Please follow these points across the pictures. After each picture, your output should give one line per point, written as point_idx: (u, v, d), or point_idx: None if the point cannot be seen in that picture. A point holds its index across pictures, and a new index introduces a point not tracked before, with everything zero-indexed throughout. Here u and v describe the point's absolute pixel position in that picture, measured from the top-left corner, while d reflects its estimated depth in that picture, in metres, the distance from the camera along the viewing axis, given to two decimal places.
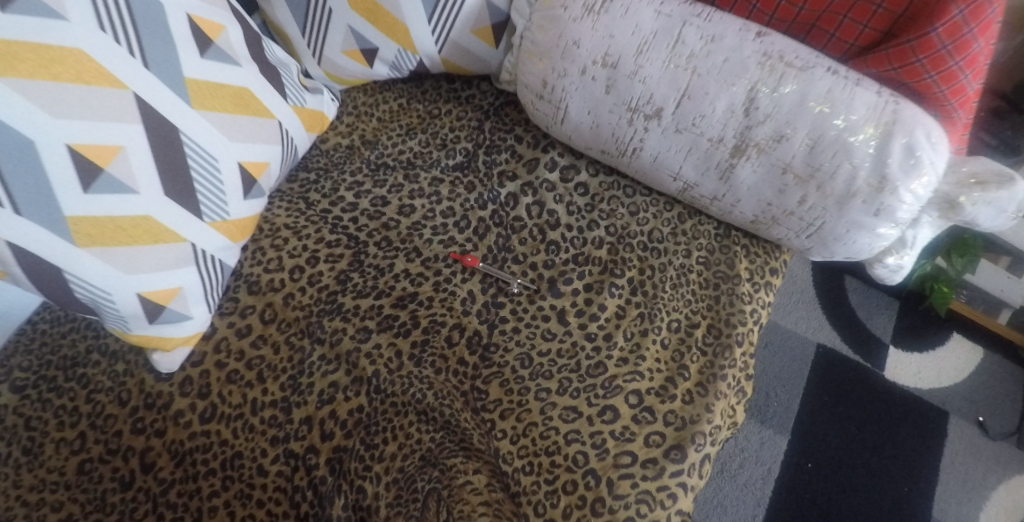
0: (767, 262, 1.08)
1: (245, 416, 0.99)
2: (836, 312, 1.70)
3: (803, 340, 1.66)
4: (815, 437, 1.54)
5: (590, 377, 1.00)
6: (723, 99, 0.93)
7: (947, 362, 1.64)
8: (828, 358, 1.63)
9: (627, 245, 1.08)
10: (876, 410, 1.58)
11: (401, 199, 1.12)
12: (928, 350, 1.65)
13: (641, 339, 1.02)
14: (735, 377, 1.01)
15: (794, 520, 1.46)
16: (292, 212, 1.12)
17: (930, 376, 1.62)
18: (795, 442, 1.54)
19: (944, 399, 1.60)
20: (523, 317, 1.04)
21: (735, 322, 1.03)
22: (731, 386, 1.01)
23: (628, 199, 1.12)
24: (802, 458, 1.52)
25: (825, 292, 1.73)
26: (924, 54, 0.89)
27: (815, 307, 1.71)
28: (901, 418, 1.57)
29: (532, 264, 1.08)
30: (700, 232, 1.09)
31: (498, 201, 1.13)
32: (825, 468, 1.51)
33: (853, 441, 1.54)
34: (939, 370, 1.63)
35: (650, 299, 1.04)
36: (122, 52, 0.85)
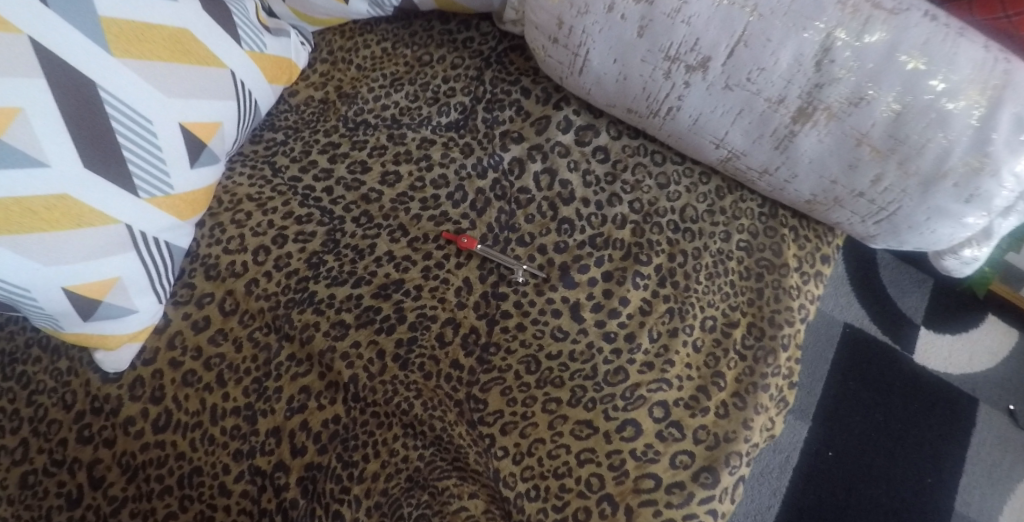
0: (819, 248, 0.93)
1: (204, 426, 0.85)
2: (865, 289, 1.55)
3: (829, 319, 1.51)
4: (837, 423, 1.39)
5: (608, 386, 0.84)
6: (788, 50, 0.73)
7: (980, 345, 1.49)
8: (854, 338, 1.49)
9: (656, 225, 0.91)
10: (904, 395, 1.43)
11: (385, 165, 0.94)
12: (962, 332, 1.50)
13: (670, 340, 0.86)
14: (778, 386, 0.87)
15: (813, 512, 1.32)
16: (256, 181, 0.94)
17: (961, 361, 1.48)
18: (816, 428, 1.40)
19: (975, 385, 1.46)
20: (529, 311, 0.87)
21: (780, 322, 0.88)
22: (773, 397, 0.86)
23: (657, 169, 0.93)
24: (823, 446, 1.37)
25: (854, 266, 1.58)
26: None
27: (843, 284, 1.56)
28: (928, 405, 1.43)
29: (541, 246, 0.91)
30: (741, 211, 0.93)
31: (501, 167, 0.94)
32: (848, 458, 1.36)
33: (879, 429, 1.39)
34: (971, 354, 1.48)
35: (682, 291, 0.88)
36: None
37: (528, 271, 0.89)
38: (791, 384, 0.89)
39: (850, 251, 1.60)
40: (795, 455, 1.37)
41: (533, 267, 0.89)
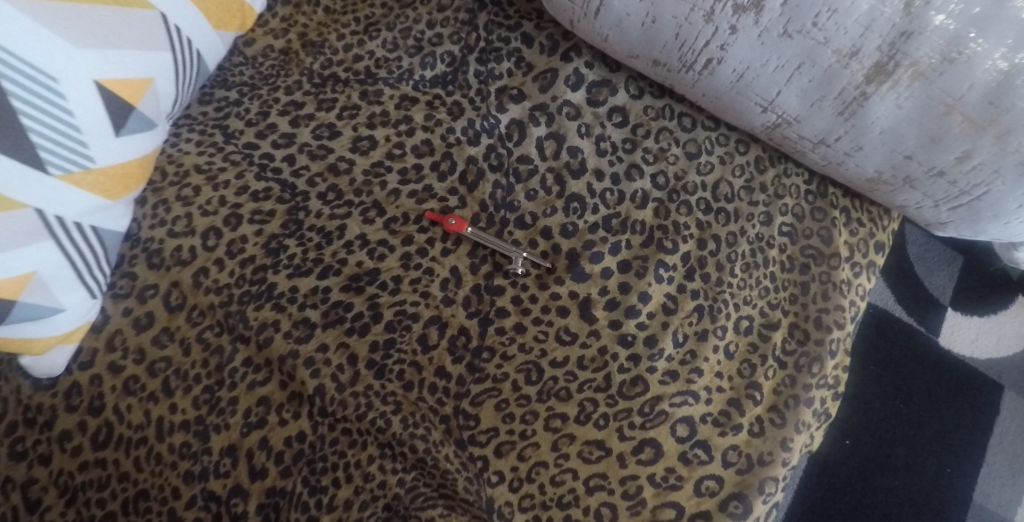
0: (874, 234, 0.78)
1: (149, 442, 0.72)
2: (882, 266, 1.26)
3: None
4: (853, 407, 1.14)
5: (623, 400, 0.70)
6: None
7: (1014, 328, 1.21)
8: (876, 311, 1.22)
9: (684, 204, 0.75)
10: (931, 378, 1.17)
11: (357, 128, 0.78)
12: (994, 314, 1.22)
13: (698, 345, 0.72)
14: (824, 400, 0.73)
15: (821, 509, 1.08)
16: (204, 149, 0.78)
17: (988, 345, 1.20)
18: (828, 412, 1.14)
19: (1002, 371, 1.19)
20: (530, 309, 0.73)
21: (827, 324, 0.74)
22: (817, 412, 0.73)
23: (686, 135, 0.77)
24: (837, 433, 1.12)
25: None
26: None
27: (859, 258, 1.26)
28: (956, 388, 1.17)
29: (544, 229, 0.75)
30: (785, 189, 0.77)
31: (497, 132, 0.78)
32: (864, 449, 1.12)
33: (901, 416, 1.14)
34: (1000, 337, 1.21)
35: (714, 284, 0.73)
36: None
37: (530, 260, 0.74)
38: (838, 396, 0.75)
39: None
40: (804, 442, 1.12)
41: (535, 256, 0.74)
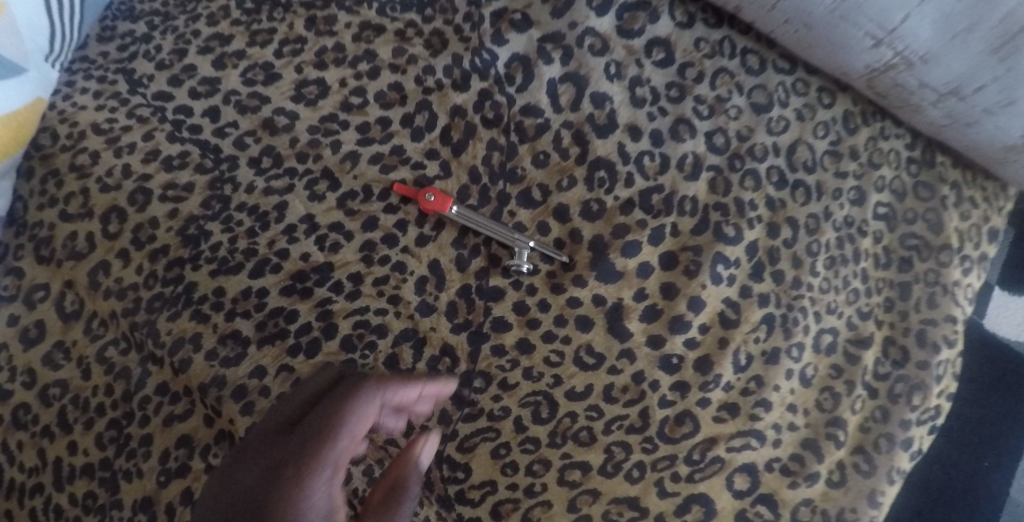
0: (988, 219, 0.58)
1: (47, 491, 0.54)
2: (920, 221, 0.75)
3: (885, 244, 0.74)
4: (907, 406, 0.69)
5: (666, 443, 0.51)
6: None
7: None
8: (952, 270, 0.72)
9: (750, 175, 0.54)
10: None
11: (301, 69, 0.56)
12: None
13: (766, 371, 0.53)
14: (924, 441, 0.54)
15: None
16: (105, 102, 0.58)
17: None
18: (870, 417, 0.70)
19: None
20: (538, 321, 0.53)
21: (933, 341, 0.54)
22: (915, 457, 0.53)
23: (752, 80, 0.56)
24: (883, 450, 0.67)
25: None
26: None
27: None
28: None
29: (559, 209, 0.55)
30: (883, 156, 0.56)
31: (493, 72, 0.55)
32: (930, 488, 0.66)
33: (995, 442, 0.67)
34: None
35: (789, 286, 0.54)
36: None
37: (540, 251, 0.54)
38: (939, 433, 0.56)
39: None
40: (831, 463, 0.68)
41: (546, 246, 0.54)
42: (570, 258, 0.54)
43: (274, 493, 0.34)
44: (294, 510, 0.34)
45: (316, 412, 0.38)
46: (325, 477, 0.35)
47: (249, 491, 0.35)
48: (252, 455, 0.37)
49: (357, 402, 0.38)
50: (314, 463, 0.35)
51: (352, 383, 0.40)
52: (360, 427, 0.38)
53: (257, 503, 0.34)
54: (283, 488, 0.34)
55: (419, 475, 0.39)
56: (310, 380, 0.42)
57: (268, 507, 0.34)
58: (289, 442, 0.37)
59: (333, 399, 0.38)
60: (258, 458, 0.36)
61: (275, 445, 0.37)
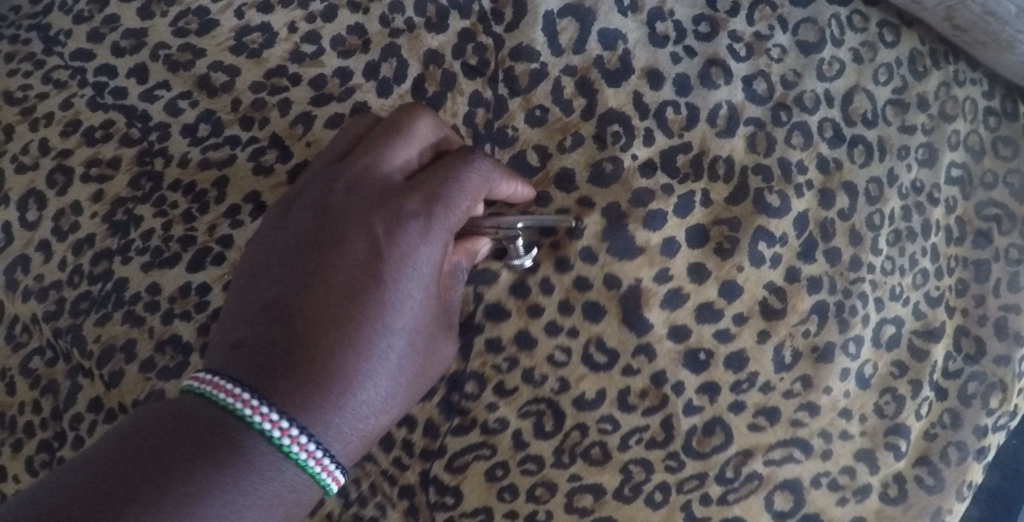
0: None
1: None
2: None
3: None
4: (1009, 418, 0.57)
5: (694, 460, 0.42)
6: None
7: None
8: None
9: (797, 129, 0.44)
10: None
11: (245, 13, 0.46)
12: None
13: (816, 370, 0.43)
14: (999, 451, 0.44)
15: None
16: (19, 66, 0.49)
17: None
18: None
19: None
20: (542, 308, 0.42)
21: (1015, 331, 0.45)
22: None
23: (799, 13, 0.45)
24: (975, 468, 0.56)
25: None
26: None
27: None
28: None
29: (561, 173, 0.44)
30: (957, 107, 0.46)
31: (476, 7, 0.45)
32: None
33: None
34: None
35: (846, 268, 0.44)
36: None
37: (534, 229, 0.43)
38: None
39: None
40: None
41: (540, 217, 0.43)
42: (577, 223, 0.43)
43: (386, 257, 0.34)
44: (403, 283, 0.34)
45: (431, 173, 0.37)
46: (433, 253, 0.35)
47: (357, 239, 0.35)
48: (351, 202, 0.36)
49: (478, 175, 0.37)
50: (426, 234, 0.35)
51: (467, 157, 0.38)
52: (470, 203, 0.37)
53: (365, 265, 0.34)
54: (394, 256, 0.34)
55: (471, 261, 0.40)
56: (408, 120, 0.38)
57: (378, 275, 0.34)
58: (405, 202, 0.36)
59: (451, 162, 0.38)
60: (364, 212, 0.36)
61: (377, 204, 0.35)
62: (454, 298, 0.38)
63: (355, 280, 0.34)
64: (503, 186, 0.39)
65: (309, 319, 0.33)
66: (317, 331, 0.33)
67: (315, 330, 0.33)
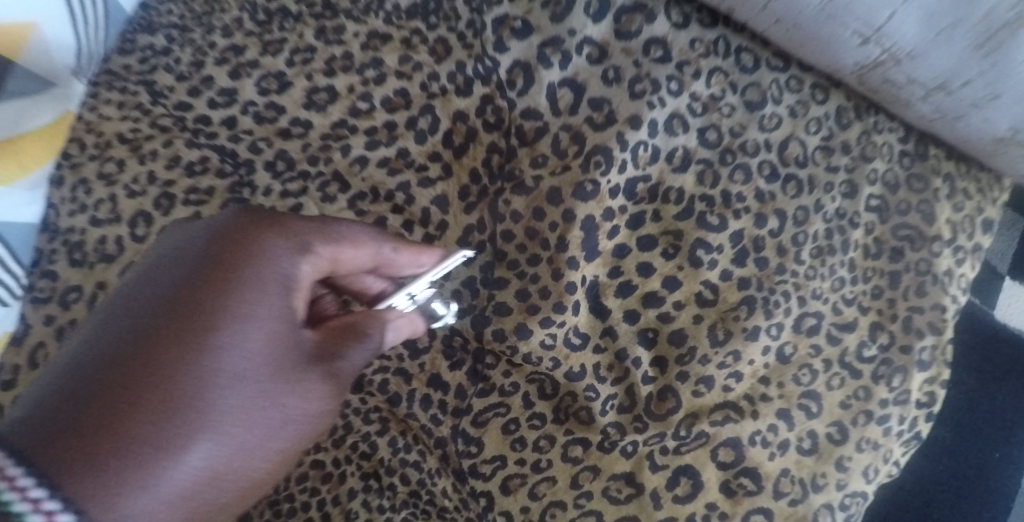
0: (980, 209, 0.60)
1: None
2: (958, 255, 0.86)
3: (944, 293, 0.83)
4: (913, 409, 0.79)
5: (655, 421, 0.54)
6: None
7: None
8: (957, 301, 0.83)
9: (740, 169, 0.56)
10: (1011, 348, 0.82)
11: (312, 76, 0.59)
12: None
13: (745, 346, 0.55)
14: (904, 420, 0.56)
15: None
16: (128, 113, 0.62)
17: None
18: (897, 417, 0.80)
19: None
20: (538, 307, 0.55)
21: (918, 327, 0.57)
22: (900, 432, 0.56)
23: (746, 78, 0.57)
24: None
25: None
26: None
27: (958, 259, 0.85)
28: None
29: (551, 193, 0.55)
30: (874, 149, 0.58)
31: (494, 78, 0.56)
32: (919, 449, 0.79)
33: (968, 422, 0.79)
34: None
35: (773, 272, 0.56)
36: None
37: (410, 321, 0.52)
38: (930, 416, 0.58)
39: None
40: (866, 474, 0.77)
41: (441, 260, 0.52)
42: (561, 238, 0.54)
43: (240, 280, 0.43)
44: (254, 308, 0.43)
45: (288, 217, 0.46)
46: (285, 280, 0.44)
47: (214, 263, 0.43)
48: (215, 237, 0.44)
49: (349, 230, 0.48)
50: (283, 263, 0.44)
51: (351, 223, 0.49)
52: (329, 252, 0.46)
53: (219, 285, 0.43)
54: (248, 281, 0.43)
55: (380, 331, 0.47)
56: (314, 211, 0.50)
57: (230, 295, 0.43)
58: (269, 237, 0.45)
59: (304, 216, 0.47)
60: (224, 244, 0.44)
61: (226, 245, 0.44)
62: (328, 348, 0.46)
63: (210, 298, 0.42)
64: (405, 256, 0.50)
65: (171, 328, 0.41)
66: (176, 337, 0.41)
67: (172, 335, 0.41)
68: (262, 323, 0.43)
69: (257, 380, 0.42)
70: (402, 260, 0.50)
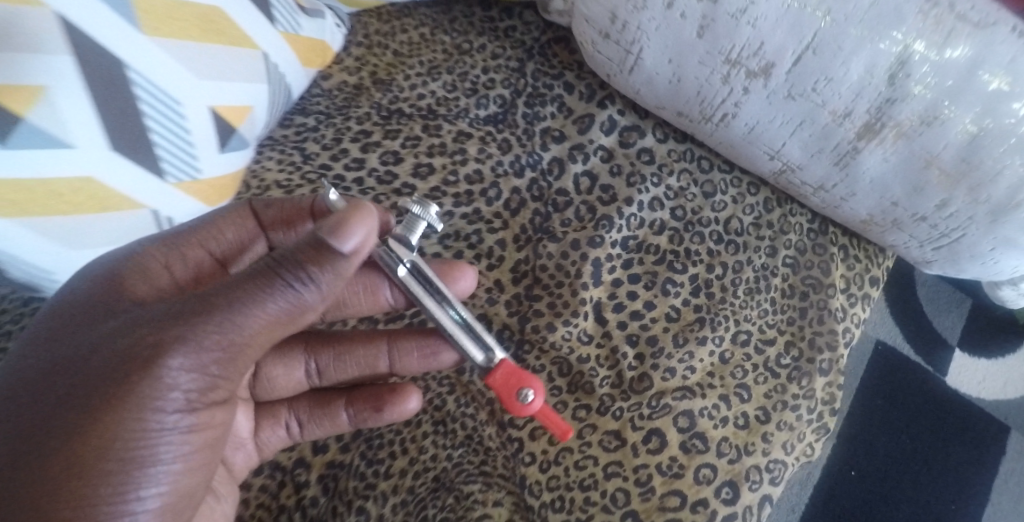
0: (867, 270, 0.88)
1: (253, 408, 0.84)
2: (898, 315, 1.43)
3: (886, 351, 1.39)
4: (862, 441, 1.31)
5: (634, 394, 0.81)
6: (1006, 19, 0.65)
7: (995, 372, 1.39)
8: (886, 356, 1.38)
9: (697, 234, 0.87)
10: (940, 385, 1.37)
11: (418, 156, 0.89)
12: (998, 358, 1.40)
13: (697, 348, 0.82)
14: (812, 410, 0.82)
15: None
16: (284, 167, 0.88)
17: (995, 386, 1.38)
18: (840, 445, 1.31)
19: (1006, 413, 1.36)
20: (563, 313, 0.82)
21: (820, 345, 0.83)
22: (810, 420, 0.82)
23: (704, 177, 0.89)
24: (844, 464, 1.29)
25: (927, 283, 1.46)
26: None
27: (890, 323, 1.42)
28: (955, 431, 1.34)
29: (574, 242, 0.85)
30: (790, 226, 0.88)
31: (539, 166, 0.89)
32: (877, 463, 1.30)
33: (913, 447, 1.31)
34: (982, 380, 1.38)
35: (717, 303, 0.84)
36: None
37: (421, 270, 0.68)
38: (834, 412, 0.84)
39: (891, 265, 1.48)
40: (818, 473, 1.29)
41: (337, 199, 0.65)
42: (578, 271, 0.84)
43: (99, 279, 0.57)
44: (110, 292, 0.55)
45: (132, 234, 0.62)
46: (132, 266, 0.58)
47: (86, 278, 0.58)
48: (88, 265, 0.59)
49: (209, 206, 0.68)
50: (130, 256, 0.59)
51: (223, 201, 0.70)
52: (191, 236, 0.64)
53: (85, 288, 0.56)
54: (103, 277, 0.57)
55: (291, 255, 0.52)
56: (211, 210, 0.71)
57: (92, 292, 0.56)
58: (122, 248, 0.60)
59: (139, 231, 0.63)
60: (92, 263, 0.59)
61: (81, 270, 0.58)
62: (211, 289, 0.52)
63: (78, 298, 0.55)
64: (268, 210, 0.71)
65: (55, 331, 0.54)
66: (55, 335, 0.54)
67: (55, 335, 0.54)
68: (82, 319, 0.54)
69: (77, 370, 0.51)
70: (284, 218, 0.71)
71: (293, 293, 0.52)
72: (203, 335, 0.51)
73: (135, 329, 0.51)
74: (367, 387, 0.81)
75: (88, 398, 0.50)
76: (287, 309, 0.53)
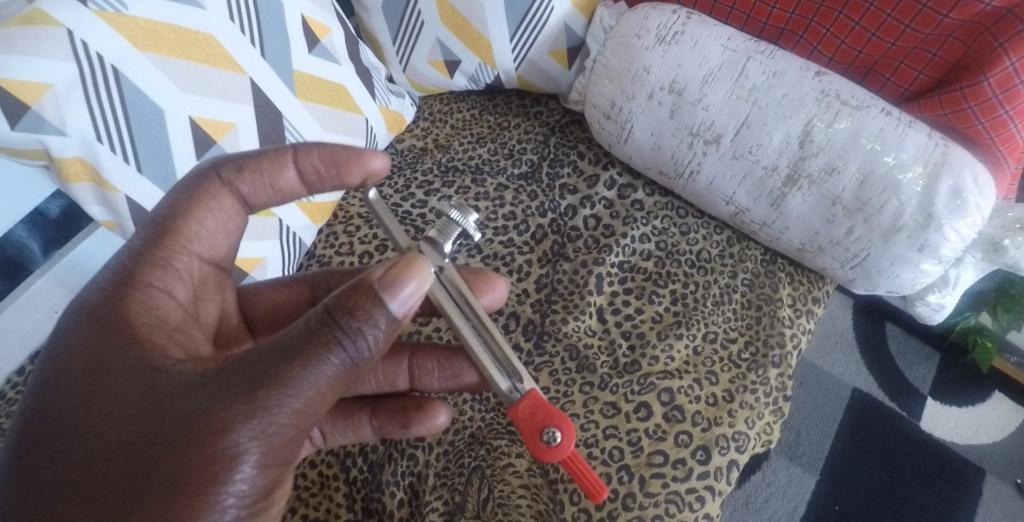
0: (810, 291, 1.14)
1: None
2: (872, 363, 1.65)
3: (859, 397, 1.60)
4: (843, 481, 1.49)
5: (626, 374, 1.04)
6: (878, 104, 0.98)
7: (966, 418, 1.58)
8: (862, 403, 1.59)
9: (675, 261, 1.14)
10: (916, 429, 1.57)
11: (468, 200, 1.19)
12: (968, 407, 1.60)
13: (675, 343, 1.06)
14: (770, 395, 1.04)
15: None
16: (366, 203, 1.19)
17: (966, 432, 1.57)
18: (823, 482, 1.49)
19: (980, 457, 1.54)
20: (573, 312, 1.08)
21: (775, 343, 1.08)
22: (768, 403, 1.04)
23: (680, 220, 1.18)
24: (828, 500, 1.46)
25: (899, 334, 1.70)
26: (951, 108, 0.95)
27: (863, 373, 1.64)
28: (932, 471, 1.52)
29: (583, 261, 1.13)
30: (747, 256, 1.15)
31: (557, 209, 1.19)
32: (860, 501, 1.47)
33: (893, 486, 1.49)
34: (955, 425, 1.58)
35: (689, 311, 1.10)
36: (254, 53, 0.97)
37: (448, 276, 0.78)
38: (787, 399, 1.06)
39: (863, 320, 1.72)
40: (803, 506, 1.46)
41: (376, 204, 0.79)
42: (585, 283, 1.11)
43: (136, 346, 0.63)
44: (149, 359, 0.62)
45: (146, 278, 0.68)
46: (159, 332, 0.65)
47: (115, 339, 0.64)
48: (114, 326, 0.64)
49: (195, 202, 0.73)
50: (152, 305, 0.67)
51: (203, 186, 0.74)
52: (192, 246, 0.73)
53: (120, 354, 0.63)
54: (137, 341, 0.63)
55: (343, 322, 0.59)
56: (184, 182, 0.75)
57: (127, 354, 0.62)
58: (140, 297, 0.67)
59: (152, 282, 0.68)
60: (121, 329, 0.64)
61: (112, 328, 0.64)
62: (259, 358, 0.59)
63: (114, 362, 0.62)
64: (248, 184, 0.76)
65: (99, 398, 0.60)
66: (101, 402, 0.60)
67: (100, 404, 0.60)
68: (128, 397, 0.60)
69: (139, 435, 0.57)
70: (263, 177, 0.76)
71: (347, 356, 0.60)
72: (265, 412, 0.58)
73: (199, 400, 0.58)
74: (390, 402, 0.91)
75: (159, 475, 0.56)
76: (341, 374, 0.60)
